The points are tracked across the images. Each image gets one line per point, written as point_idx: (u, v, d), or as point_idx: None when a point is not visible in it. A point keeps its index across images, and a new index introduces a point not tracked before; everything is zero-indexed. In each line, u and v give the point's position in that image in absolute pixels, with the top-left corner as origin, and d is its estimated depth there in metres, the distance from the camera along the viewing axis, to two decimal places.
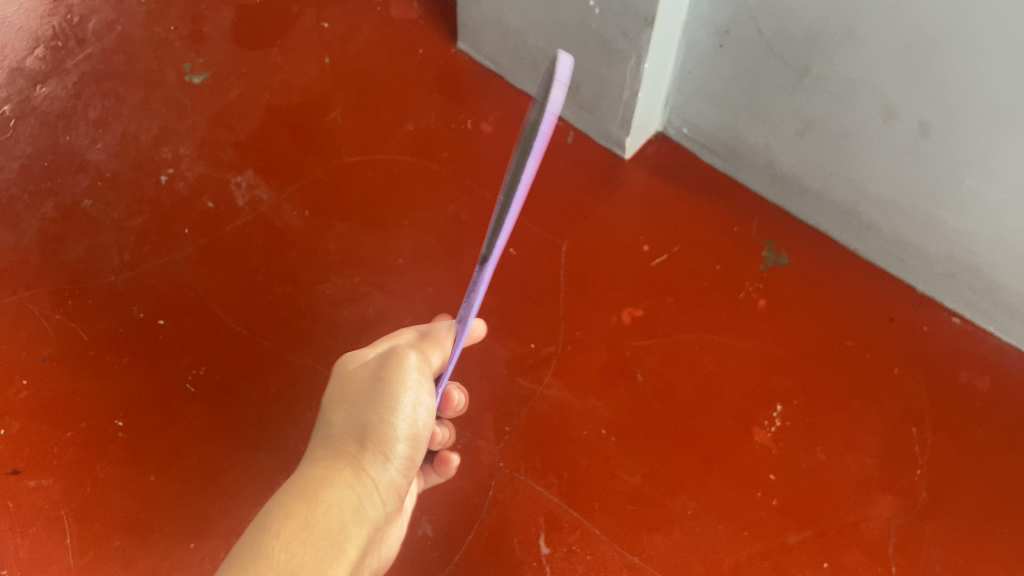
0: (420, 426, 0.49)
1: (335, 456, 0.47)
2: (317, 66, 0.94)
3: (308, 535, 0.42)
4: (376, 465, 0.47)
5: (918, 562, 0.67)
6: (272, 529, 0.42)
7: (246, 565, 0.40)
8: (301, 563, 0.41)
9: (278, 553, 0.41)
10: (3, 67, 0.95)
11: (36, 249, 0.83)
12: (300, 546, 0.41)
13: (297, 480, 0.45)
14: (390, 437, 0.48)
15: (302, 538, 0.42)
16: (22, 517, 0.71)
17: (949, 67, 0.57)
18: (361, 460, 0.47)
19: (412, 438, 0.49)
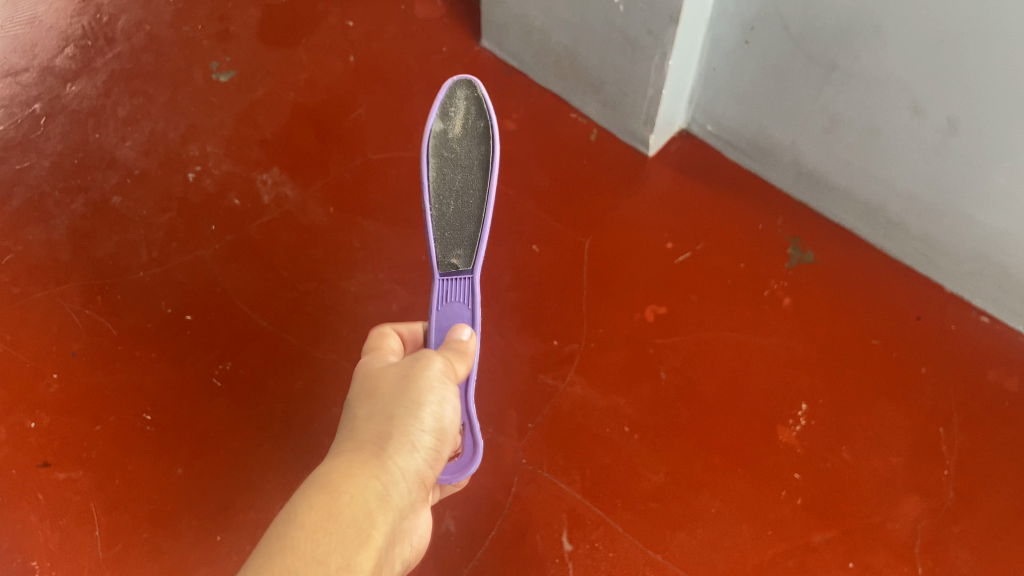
0: (443, 419, 0.47)
1: (359, 447, 0.44)
2: (342, 64, 0.94)
3: (336, 525, 0.39)
4: (402, 454, 0.44)
5: (945, 563, 0.67)
6: (297, 518, 0.38)
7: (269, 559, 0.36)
8: (328, 552, 0.37)
9: (305, 542, 0.37)
10: (34, 67, 0.97)
11: (66, 245, 0.84)
12: (326, 534, 0.38)
13: (322, 470, 0.42)
14: (414, 427, 0.45)
15: (327, 528, 0.38)
16: (53, 509, 0.72)
17: (978, 62, 0.56)
18: (386, 450, 0.44)
19: (436, 432, 0.46)
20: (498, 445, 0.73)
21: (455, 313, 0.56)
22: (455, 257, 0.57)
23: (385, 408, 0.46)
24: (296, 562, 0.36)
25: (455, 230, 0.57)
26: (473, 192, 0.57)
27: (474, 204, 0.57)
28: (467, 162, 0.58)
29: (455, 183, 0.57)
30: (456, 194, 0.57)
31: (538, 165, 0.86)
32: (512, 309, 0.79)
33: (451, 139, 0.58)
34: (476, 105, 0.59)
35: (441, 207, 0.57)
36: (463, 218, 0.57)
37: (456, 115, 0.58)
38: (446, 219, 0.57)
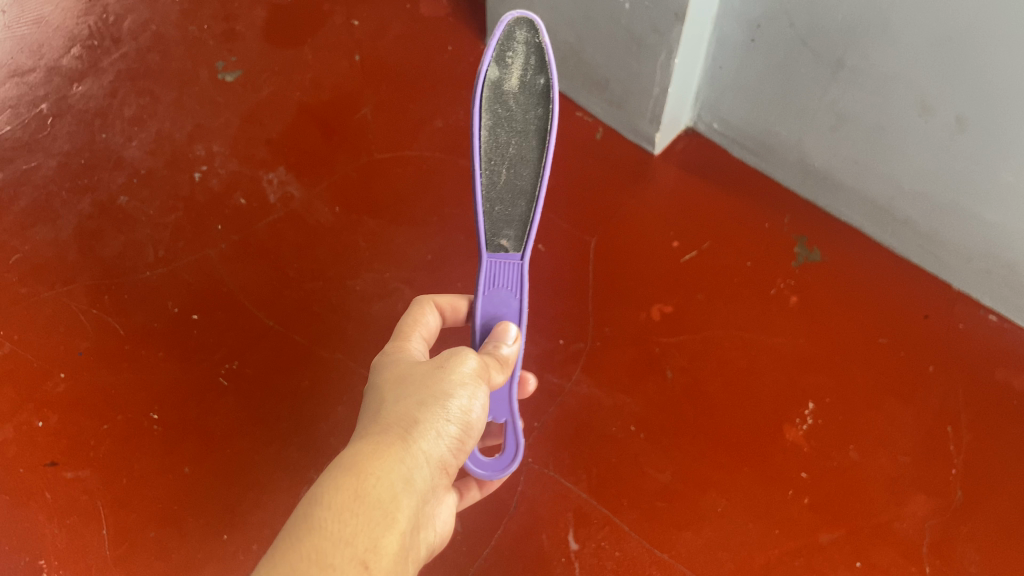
0: (472, 412, 0.46)
1: (386, 428, 0.43)
2: (348, 63, 0.94)
3: (361, 507, 0.38)
4: (429, 439, 0.43)
5: (953, 563, 0.67)
6: (322, 498, 0.38)
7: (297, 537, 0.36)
8: (352, 534, 0.37)
9: (330, 523, 0.37)
10: (41, 67, 0.97)
11: (74, 245, 0.84)
12: (352, 516, 0.38)
13: (349, 450, 0.41)
14: (442, 416, 0.44)
15: (354, 509, 0.38)
16: (61, 508, 0.72)
17: (987, 60, 0.56)
18: (413, 433, 0.42)
19: (464, 424, 0.45)
20: None
21: (503, 298, 0.54)
22: (505, 234, 0.54)
23: (413, 393, 0.44)
24: (322, 544, 0.36)
25: (506, 205, 0.54)
26: (527, 162, 0.54)
27: (528, 177, 0.54)
28: (523, 126, 0.53)
29: (509, 150, 0.53)
30: (509, 164, 0.54)
31: None
32: None
33: (506, 97, 0.53)
34: (536, 54, 0.53)
35: (491, 177, 0.54)
36: (514, 192, 0.54)
37: (514, 63, 0.53)
38: (497, 190, 0.54)
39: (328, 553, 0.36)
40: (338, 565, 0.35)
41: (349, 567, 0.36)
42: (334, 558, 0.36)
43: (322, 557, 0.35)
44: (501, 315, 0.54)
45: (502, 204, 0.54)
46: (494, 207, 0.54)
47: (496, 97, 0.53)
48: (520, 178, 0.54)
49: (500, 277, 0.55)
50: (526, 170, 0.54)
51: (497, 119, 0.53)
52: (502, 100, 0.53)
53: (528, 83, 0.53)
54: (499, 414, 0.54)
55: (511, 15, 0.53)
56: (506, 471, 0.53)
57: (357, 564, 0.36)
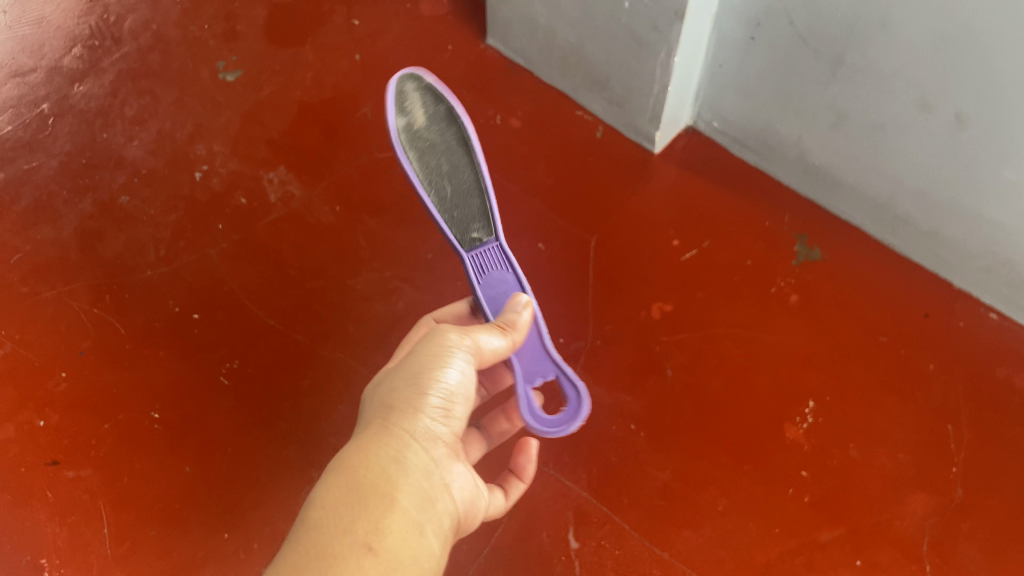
0: (454, 381, 0.49)
1: (371, 425, 0.48)
2: (348, 63, 0.95)
3: (352, 497, 0.43)
4: (411, 424, 0.47)
5: (953, 561, 0.66)
6: (319, 502, 0.43)
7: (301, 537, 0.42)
8: (349, 522, 0.42)
9: (326, 519, 0.42)
10: (43, 67, 0.97)
11: (75, 245, 0.84)
12: (346, 508, 0.43)
13: (342, 453, 0.47)
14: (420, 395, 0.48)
15: (346, 501, 0.43)
16: (62, 507, 0.72)
17: (985, 57, 0.56)
18: (393, 421, 0.47)
19: (448, 395, 0.49)
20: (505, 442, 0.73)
21: (498, 276, 0.60)
22: (474, 230, 0.61)
23: (392, 385, 0.49)
24: (324, 539, 0.41)
25: (461, 208, 0.61)
26: (462, 169, 0.62)
27: (469, 179, 0.62)
28: (445, 145, 0.62)
29: (442, 167, 0.62)
30: (448, 176, 0.62)
31: (544, 162, 0.86)
32: None
33: (420, 132, 0.62)
34: (429, 92, 0.63)
35: (440, 193, 0.61)
36: (464, 195, 0.61)
37: (414, 108, 0.63)
38: (449, 202, 0.61)
39: (330, 544, 0.41)
40: (340, 552, 0.40)
41: (351, 552, 0.41)
42: (336, 547, 0.41)
43: (324, 550, 0.40)
44: (501, 292, 0.59)
45: (458, 209, 0.61)
46: (454, 212, 0.61)
47: (413, 135, 0.62)
48: (462, 182, 0.62)
49: (488, 263, 0.60)
50: (462, 176, 0.62)
51: (422, 150, 0.62)
52: (418, 136, 0.62)
53: (433, 117, 0.63)
54: (547, 371, 0.57)
55: (397, 74, 0.63)
56: (581, 415, 0.55)
57: (358, 547, 0.41)
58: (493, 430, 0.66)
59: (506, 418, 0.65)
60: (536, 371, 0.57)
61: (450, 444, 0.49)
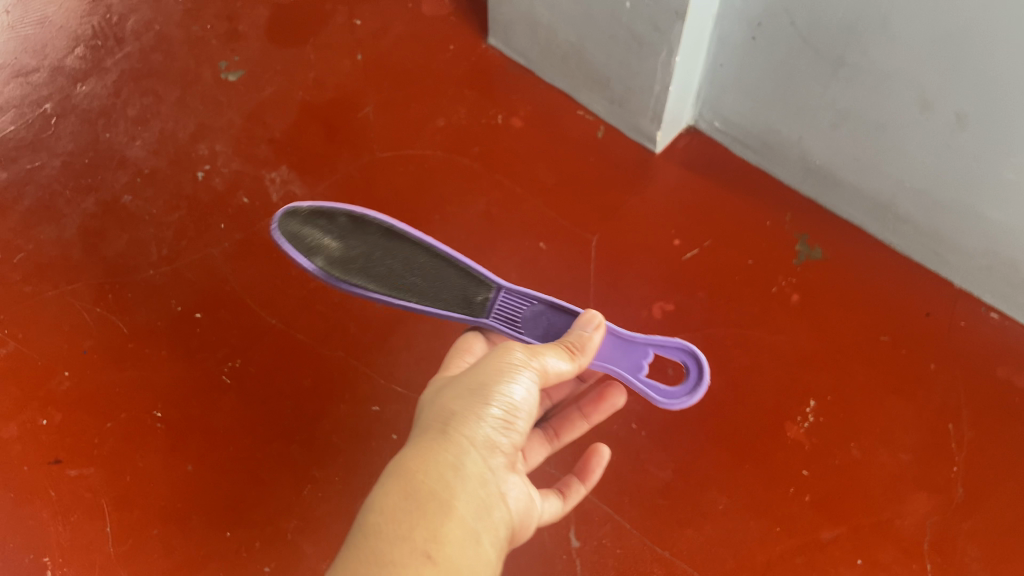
0: (515, 396, 0.49)
1: (429, 432, 0.48)
2: (350, 63, 0.95)
3: (412, 503, 0.43)
4: (469, 435, 0.47)
5: (955, 560, 0.67)
6: (377, 507, 0.43)
7: (362, 541, 0.41)
8: (410, 528, 0.41)
9: (385, 525, 0.41)
10: (45, 67, 0.98)
11: (78, 244, 0.85)
12: (406, 514, 0.42)
13: (399, 459, 0.47)
14: (479, 405, 0.48)
15: (406, 506, 0.43)
16: (65, 506, 0.73)
17: (986, 57, 0.56)
18: (453, 428, 0.47)
19: (508, 408, 0.49)
20: None
21: (531, 313, 0.60)
22: (475, 293, 0.61)
23: (453, 393, 0.50)
24: (384, 545, 0.40)
25: (445, 287, 0.61)
26: (414, 255, 0.62)
27: (427, 258, 0.62)
28: (378, 247, 0.61)
29: (394, 267, 0.61)
30: (409, 271, 0.61)
31: (545, 162, 0.87)
32: None
33: (347, 255, 0.60)
34: (311, 213, 0.61)
35: (415, 289, 0.61)
36: (438, 273, 0.61)
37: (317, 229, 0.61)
38: (435, 291, 0.61)
39: (390, 550, 0.40)
40: (400, 559, 0.40)
41: (411, 558, 0.40)
42: (396, 554, 0.40)
43: (383, 556, 0.40)
44: (545, 324, 0.60)
45: (441, 290, 0.61)
46: (446, 297, 0.61)
47: (342, 262, 0.60)
48: (424, 264, 0.61)
49: (512, 309, 0.60)
50: (420, 260, 0.61)
51: (370, 264, 0.60)
52: (348, 261, 0.60)
53: (337, 227, 0.61)
54: (644, 352, 0.57)
55: (274, 217, 0.60)
56: (704, 371, 0.55)
57: (419, 554, 0.40)
58: (562, 432, 0.67)
59: (582, 418, 0.67)
60: (636, 360, 0.57)
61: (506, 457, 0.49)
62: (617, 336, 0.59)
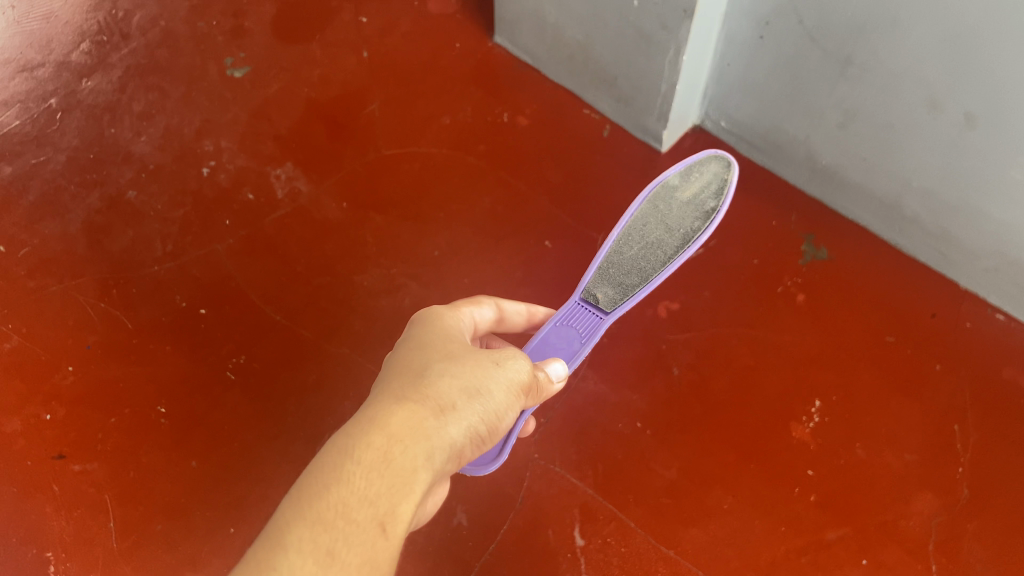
0: (507, 410, 0.44)
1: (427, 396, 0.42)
2: (356, 60, 0.95)
3: (391, 470, 0.37)
4: (462, 422, 0.41)
5: (959, 561, 0.67)
6: (352, 451, 0.37)
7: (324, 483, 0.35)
8: (378, 494, 0.36)
9: (358, 478, 0.36)
10: (50, 62, 0.97)
11: (82, 239, 0.85)
12: (380, 476, 0.37)
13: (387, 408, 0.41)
14: (480, 401, 0.42)
15: (383, 469, 0.37)
16: (68, 500, 0.73)
17: (996, 57, 0.56)
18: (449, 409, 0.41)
19: (497, 416, 0.43)
20: None
21: (571, 330, 0.63)
22: (602, 290, 0.65)
23: (454, 370, 0.43)
24: (348, 498, 0.35)
25: (619, 269, 0.66)
26: (659, 250, 0.66)
27: (651, 266, 0.66)
28: (672, 228, 0.67)
29: (649, 238, 0.67)
30: (642, 245, 0.67)
31: (551, 161, 0.86)
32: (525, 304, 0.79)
33: (674, 199, 0.69)
34: (718, 183, 0.69)
35: (623, 246, 0.67)
36: (634, 265, 0.66)
37: (695, 180, 0.69)
38: (622, 259, 0.66)
39: (352, 508, 0.35)
40: (359, 522, 0.35)
41: (369, 525, 0.35)
42: (358, 515, 0.35)
43: (342, 513, 0.35)
44: (562, 345, 0.62)
45: (618, 270, 0.66)
46: (609, 266, 0.66)
47: (665, 195, 0.69)
48: (648, 259, 0.66)
49: (579, 319, 0.64)
50: (656, 253, 0.66)
51: (659, 212, 0.68)
52: (668, 201, 0.69)
53: (699, 200, 0.68)
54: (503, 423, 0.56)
55: (708, 152, 0.70)
56: (485, 465, 0.55)
57: (377, 524, 0.35)
58: None
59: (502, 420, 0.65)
60: None
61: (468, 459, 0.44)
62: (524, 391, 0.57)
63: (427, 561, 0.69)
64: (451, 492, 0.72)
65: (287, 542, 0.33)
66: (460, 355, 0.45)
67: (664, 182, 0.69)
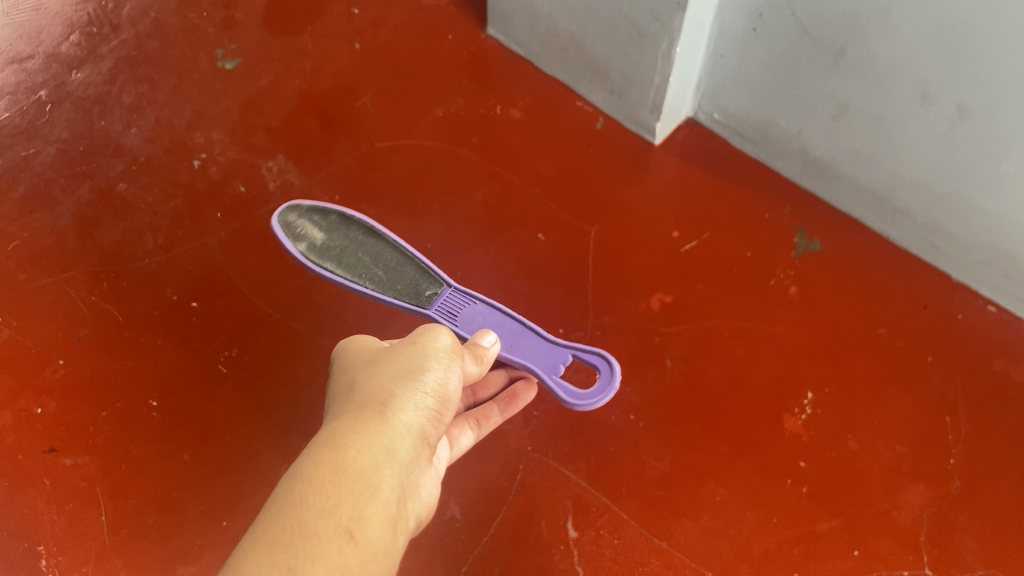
0: (449, 384, 0.46)
1: (365, 403, 0.43)
2: (347, 51, 0.94)
3: (343, 478, 0.38)
4: (408, 412, 0.43)
5: (951, 552, 0.67)
6: (303, 473, 0.38)
7: (280, 510, 0.36)
8: (335, 504, 0.37)
9: (311, 495, 0.37)
10: (40, 54, 0.97)
11: (72, 232, 0.84)
12: (334, 488, 0.38)
13: (330, 426, 0.42)
14: (416, 388, 0.44)
15: (335, 480, 0.38)
16: (60, 494, 0.72)
17: (985, 49, 0.56)
18: (392, 408, 0.43)
19: (439, 394, 0.46)
20: (504, 432, 0.73)
21: (471, 310, 0.62)
22: (424, 286, 0.64)
23: (389, 371, 0.45)
24: (304, 516, 0.36)
25: (401, 278, 0.64)
26: (383, 250, 0.65)
27: (392, 254, 0.65)
28: (356, 242, 0.66)
29: (367, 261, 0.65)
30: (374, 263, 0.65)
31: (543, 153, 0.86)
32: (519, 297, 0.79)
33: (326, 244, 0.65)
34: (315, 213, 0.67)
35: (374, 279, 0.64)
36: (397, 267, 0.65)
37: (309, 230, 0.66)
38: (388, 280, 0.64)
39: (311, 524, 0.36)
40: (321, 535, 0.36)
41: (333, 536, 0.36)
42: (318, 529, 0.36)
43: (302, 531, 0.35)
44: (482, 320, 0.61)
45: (398, 280, 0.64)
46: (400, 285, 0.64)
47: (322, 251, 0.65)
48: (388, 259, 0.65)
49: (455, 303, 0.63)
50: (386, 255, 0.65)
51: (339, 253, 0.65)
52: (327, 248, 0.65)
53: (333, 225, 0.66)
54: (563, 355, 0.58)
55: (275, 214, 0.66)
56: (614, 373, 0.56)
57: (341, 533, 0.36)
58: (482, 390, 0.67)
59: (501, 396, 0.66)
60: (556, 362, 0.58)
61: (432, 445, 0.46)
62: (541, 340, 0.59)
63: (420, 554, 0.69)
64: (445, 484, 0.72)
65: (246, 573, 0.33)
66: (387, 355, 0.47)
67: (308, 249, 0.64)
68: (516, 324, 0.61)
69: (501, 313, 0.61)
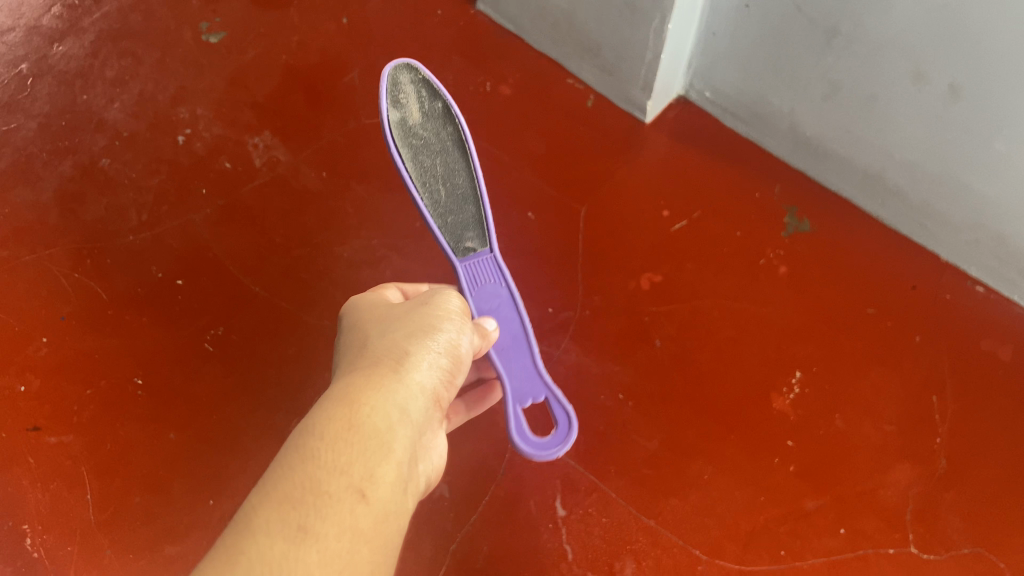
0: (459, 347, 0.46)
1: (376, 361, 0.42)
2: (335, 26, 0.93)
3: (356, 436, 0.37)
4: (421, 371, 0.43)
5: (936, 530, 0.68)
6: (315, 428, 0.37)
7: (293, 464, 0.35)
8: (347, 462, 0.36)
9: (324, 451, 0.36)
10: (21, 26, 0.95)
11: (55, 208, 0.83)
12: (346, 446, 0.37)
13: (341, 383, 0.41)
14: (427, 348, 0.44)
15: (347, 438, 0.37)
16: (45, 473, 0.72)
17: (983, 26, 0.55)
18: (405, 367, 0.42)
19: (450, 355, 0.45)
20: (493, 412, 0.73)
21: (492, 289, 0.61)
22: (469, 237, 0.61)
23: (403, 331, 0.45)
24: (316, 473, 0.35)
25: (456, 214, 0.61)
26: (458, 173, 0.61)
27: (464, 185, 0.61)
28: (441, 146, 0.61)
29: (439, 172, 0.61)
30: (444, 180, 0.61)
31: (534, 132, 0.85)
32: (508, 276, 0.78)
33: (415, 128, 0.60)
34: (425, 86, 0.61)
35: (434, 196, 0.60)
36: (459, 201, 0.61)
37: (408, 101, 0.61)
38: (444, 205, 0.61)
39: (323, 481, 0.35)
40: (333, 493, 0.34)
41: (344, 495, 0.35)
42: (329, 486, 0.35)
43: (312, 488, 0.34)
44: (496, 304, 0.60)
45: (452, 215, 0.61)
46: (448, 220, 0.60)
47: (407, 131, 0.60)
48: (458, 187, 0.61)
49: (480, 276, 0.61)
50: (458, 176, 0.61)
51: (420, 147, 0.60)
52: (413, 132, 0.60)
53: (430, 115, 0.61)
54: (537, 393, 0.58)
55: (390, 63, 0.61)
56: (571, 435, 0.56)
57: (353, 492, 0.35)
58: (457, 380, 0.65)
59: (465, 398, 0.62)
60: (530, 391, 0.58)
61: (444, 408, 0.45)
62: (530, 362, 0.59)
63: (409, 533, 0.69)
64: None
65: (255, 528, 0.32)
66: (399, 317, 0.47)
67: (396, 122, 0.59)
68: (520, 330, 0.60)
69: (512, 312, 0.60)
